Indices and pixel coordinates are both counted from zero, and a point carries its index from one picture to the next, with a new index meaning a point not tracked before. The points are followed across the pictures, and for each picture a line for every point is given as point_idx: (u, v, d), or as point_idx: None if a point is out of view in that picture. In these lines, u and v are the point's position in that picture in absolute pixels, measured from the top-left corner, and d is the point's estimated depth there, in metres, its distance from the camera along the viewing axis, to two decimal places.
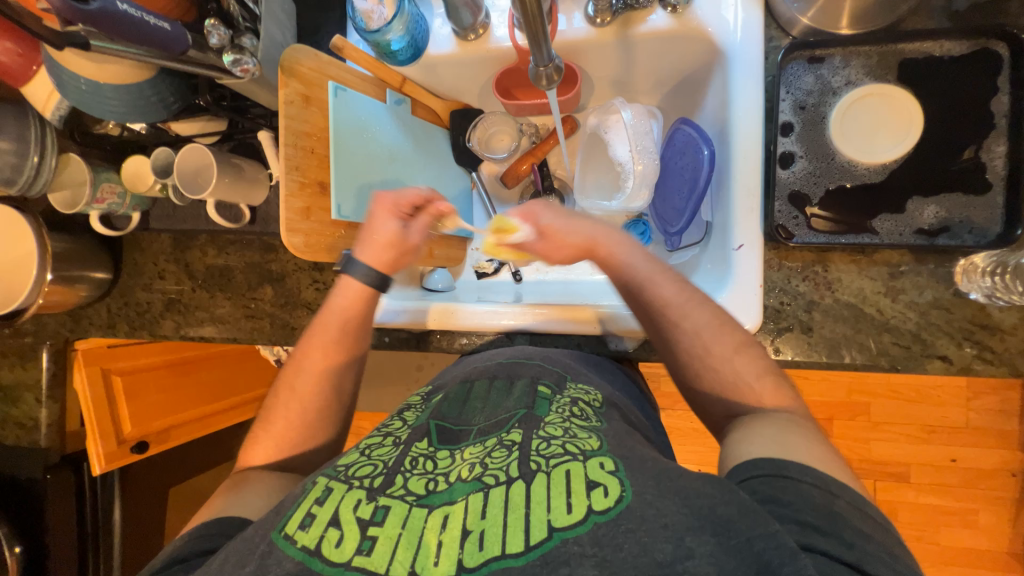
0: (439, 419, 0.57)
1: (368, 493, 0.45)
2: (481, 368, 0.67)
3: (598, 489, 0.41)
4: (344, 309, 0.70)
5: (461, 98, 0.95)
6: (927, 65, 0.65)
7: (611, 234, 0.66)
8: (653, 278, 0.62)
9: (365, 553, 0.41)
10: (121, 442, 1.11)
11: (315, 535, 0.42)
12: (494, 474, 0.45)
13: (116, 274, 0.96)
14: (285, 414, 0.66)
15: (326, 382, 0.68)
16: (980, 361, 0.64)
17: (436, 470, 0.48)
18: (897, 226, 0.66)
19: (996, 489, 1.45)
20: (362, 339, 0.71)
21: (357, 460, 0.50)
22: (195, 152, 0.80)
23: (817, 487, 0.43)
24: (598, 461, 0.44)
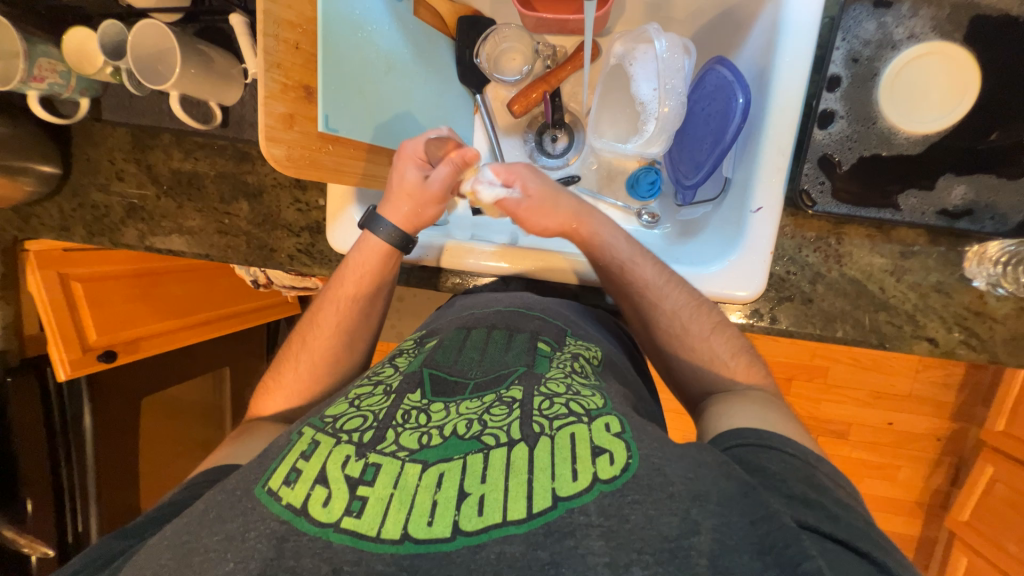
0: (433, 368, 0.55)
1: (357, 450, 0.44)
2: (477, 318, 0.65)
3: (605, 456, 0.41)
4: (364, 269, 0.69)
5: (472, 2, 0.84)
6: (998, 26, 0.58)
7: (593, 214, 0.70)
8: (634, 261, 0.67)
9: (355, 515, 0.40)
10: (88, 349, 1.06)
11: (301, 493, 0.41)
12: (493, 435, 0.44)
13: (66, 170, 0.86)
14: (297, 370, 0.66)
15: (342, 340, 0.68)
16: (964, 347, 0.65)
17: (429, 424, 0.46)
18: (921, 204, 0.63)
19: (922, 451, 1.61)
20: (380, 298, 0.71)
21: (345, 411, 0.49)
22: (151, 30, 0.67)
23: (799, 458, 0.47)
24: (604, 422, 0.45)
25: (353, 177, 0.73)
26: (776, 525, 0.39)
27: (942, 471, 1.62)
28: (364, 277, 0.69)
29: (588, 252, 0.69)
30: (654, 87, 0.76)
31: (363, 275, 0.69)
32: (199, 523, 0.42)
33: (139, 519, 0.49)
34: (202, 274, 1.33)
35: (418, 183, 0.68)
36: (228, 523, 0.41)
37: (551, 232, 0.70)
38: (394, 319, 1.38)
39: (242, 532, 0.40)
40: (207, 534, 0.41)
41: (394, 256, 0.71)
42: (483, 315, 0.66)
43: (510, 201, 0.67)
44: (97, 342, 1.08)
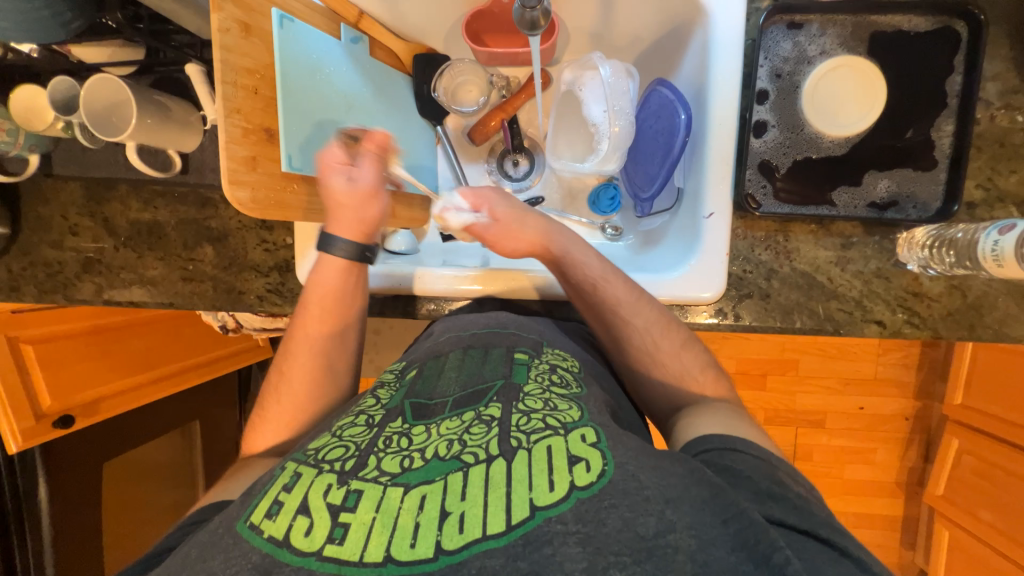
0: (415, 396, 0.56)
1: (339, 477, 0.44)
2: (454, 340, 0.66)
3: (581, 464, 0.43)
4: (334, 288, 0.69)
5: (426, 42, 0.89)
6: (895, 39, 0.66)
7: (564, 234, 0.72)
8: (606, 278, 0.68)
9: (337, 543, 0.40)
10: (40, 416, 1.00)
11: (282, 525, 0.41)
12: (473, 452, 0.45)
13: (15, 228, 0.82)
14: (280, 400, 0.66)
15: (321, 362, 0.68)
16: (908, 326, 0.71)
17: (411, 447, 0.47)
18: (853, 199, 0.69)
19: (893, 431, 1.69)
20: (350, 313, 0.71)
21: (327, 442, 0.50)
22: (105, 84, 0.67)
23: (762, 459, 0.50)
24: (579, 433, 0.46)
25: (319, 213, 0.73)
26: (746, 522, 0.41)
27: (914, 449, 1.70)
28: (335, 296, 0.69)
29: (561, 271, 0.71)
30: (603, 109, 0.82)
31: (333, 294, 0.69)
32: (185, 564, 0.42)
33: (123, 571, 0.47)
34: (168, 324, 1.28)
35: (350, 188, 0.66)
36: (210, 561, 0.41)
37: (522, 250, 0.72)
38: (371, 353, 1.36)
39: (224, 567, 0.40)
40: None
41: (358, 271, 0.71)
42: (457, 338, 0.66)
43: (476, 224, 0.70)
44: (52, 407, 1.02)
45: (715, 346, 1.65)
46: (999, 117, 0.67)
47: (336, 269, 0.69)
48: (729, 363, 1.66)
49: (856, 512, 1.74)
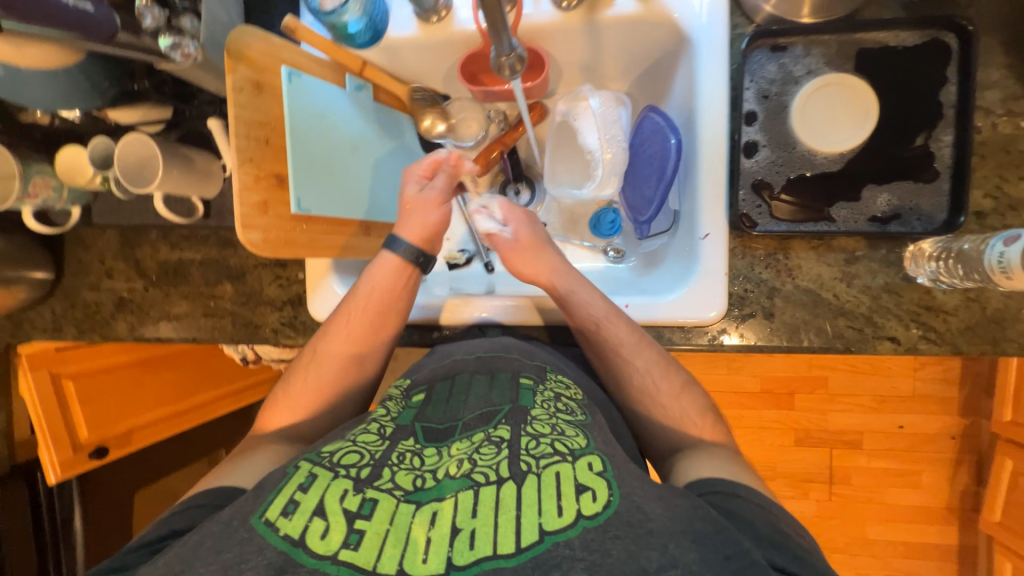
0: (426, 415, 0.57)
1: (355, 484, 0.47)
2: (461, 363, 0.67)
3: (587, 494, 0.44)
4: (388, 286, 0.73)
5: (426, 83, 0.92)
6: (882, 55, 0.66)
7: (570, 274, 0.75)
8: (610, 320, 0.69)
9: (352, 548, 0.42)
10: (78, 448, 1.08)
11: (299, 524, 0.43)
12: (483, 472, 0.47)
13: (60, 273, 0.90)
14: (308, 376, 0.69)
15: (357, 350, 0.71)
16: (925, 341, 0.68)
17: (422, 468, 0.49)
18: (853, 214, 0.68)
19: (938, 451, 1.57)
20: (397, 315, 0.74)
21: (342, 447, 0.51)
22: (137, 143, 0.74)
23: (763, 506, 0.50)
24: (588, 461, 0.47)
25: (327, 249, 0.77)
26: (748, 561, 0.42)
27: (965, 471, 1.58)
28: (389, 293, 0.73)
29: (565, 310, 0.73)
30: (596, 137, 0.84)
31: (387, 291, 0.73)
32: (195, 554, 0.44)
33: (125, 552, 0.49)
34: (196, 357, 1.33)
35: (421, 195, 0.77)
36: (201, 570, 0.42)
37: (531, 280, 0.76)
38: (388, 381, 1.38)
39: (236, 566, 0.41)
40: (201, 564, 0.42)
41: (411, 273, 0.75)
42: (463, 361, 0.67)
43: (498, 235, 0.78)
44: (87, 439, 1.10)
45: (737, 365, 1.60)
46: (1002, 124, 0.65)
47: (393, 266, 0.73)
48: (753, 382, 1.61)
49: (904, 541, 1.62)
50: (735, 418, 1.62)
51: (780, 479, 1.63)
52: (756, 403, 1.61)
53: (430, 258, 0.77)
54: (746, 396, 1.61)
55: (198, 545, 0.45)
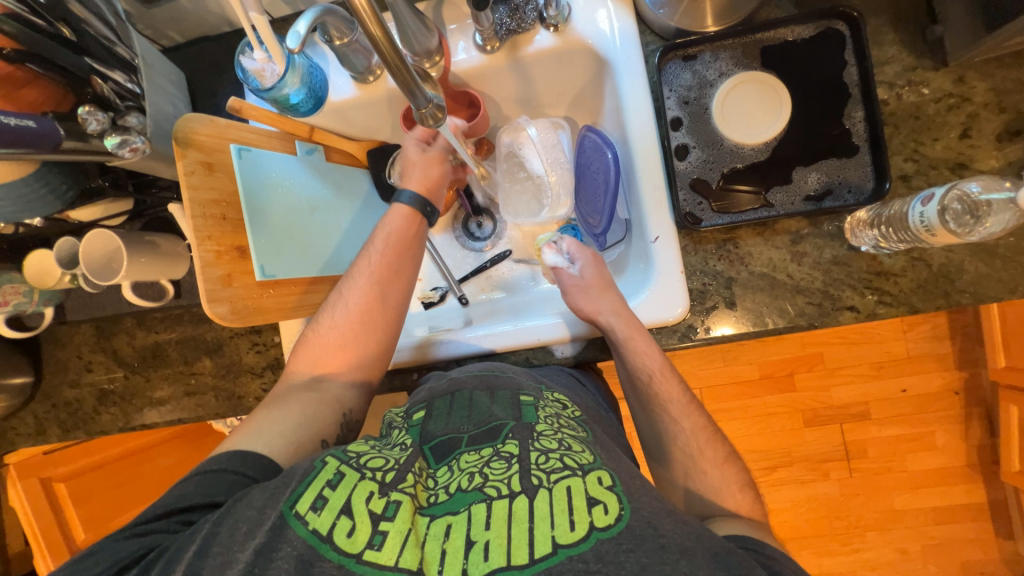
0: (436, 434, 0.64)
1: (380, 487, 0.55)
2: (457, 379, 0.70)
3: (599, 507, 0.49)
4: (400, 233, 0.78)
5: (375, 137, 0.97)
6: (784, 49, 0.71)
7: (633, 321, 0.73)
8: (662, 374, 0.71)
9: (375, 548, 0.50)
10: (76, 551, 1.07)
11: (327, 521, 0.51)
12: (496, 486, 0.53)
13: (38, 375, 0.90)
14: (335, 316, 0.74)
15: (378, 292, 0.75)
16: (882, 306, 0.70)
17: (438, 486, 0.57)
18: (788, 197, 0.71)
19: (945, 409, 1.57)
20: (410, 260, 0.78)
21: (365, 452, 0.60)
22: (100, 237, 0.76)
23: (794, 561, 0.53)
24: (597, 476, 0.53)
25: (298, 309, 0.79)
26: None
27: (975, 425, 1.57)
28: (402, 240, 0.78)
29: (619, 357, 0.73)
30: (541, 162, 0.90)
31: (399, 237, 0.78)
32: (230, 538, 0.52)
33: (158, 518, 0.56)
34: (191, 435, 1.32)
35: (420, 153, 0.82)
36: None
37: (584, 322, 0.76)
38: None
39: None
40: (240, 550, 0.51)
41: (419, 223, 0.81)
42: (462, 379, 0.70)
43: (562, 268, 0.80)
44: (86, 540, 1.08)
45: (731, 354, 1.61)
46: (906, 93, 0.70)
47: (403, 215, 0.79)
48: (750, 370, 1.61)
49: (932, 507, 1.58)
50: (739, 408, 1.62)
51: (797, 463, 1.61)
52: (757, 390, 1.61)
53: (436, 211, 0.82)
54: (746, 384, 1.61)
55: (233, 529, 0.52)
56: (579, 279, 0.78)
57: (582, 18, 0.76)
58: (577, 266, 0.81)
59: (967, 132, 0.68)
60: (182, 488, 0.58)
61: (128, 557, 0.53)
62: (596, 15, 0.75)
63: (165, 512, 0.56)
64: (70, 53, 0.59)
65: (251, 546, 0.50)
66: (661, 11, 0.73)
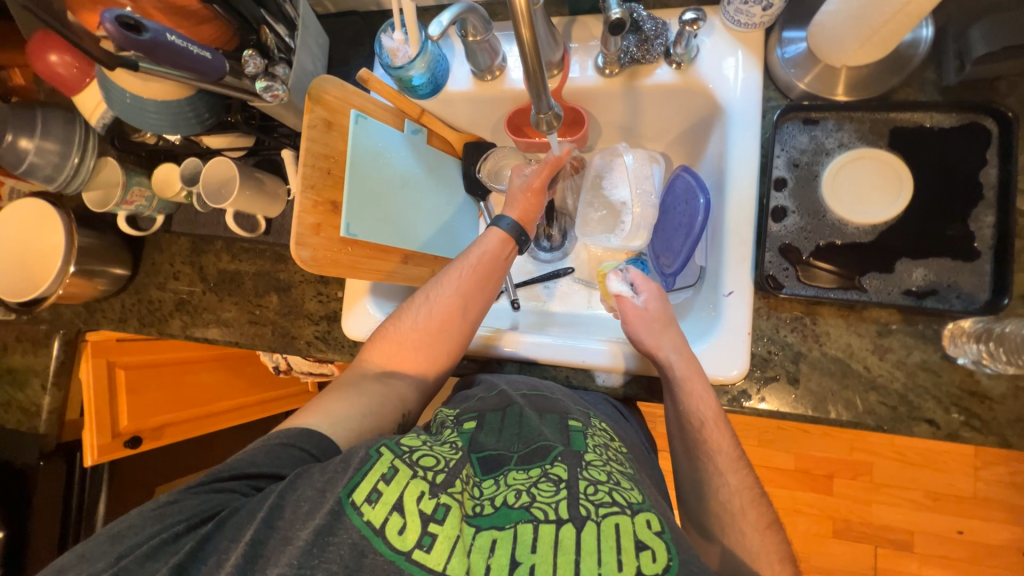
0: (483, 448, 0.63)
1: (430, 488, 0.54)
2: (503, 396, 0.71)
3: (648, 552, 0.48)
4: (493, 255, 0.81)
5: (475, 131, 1.01)
6: (917, 134, 0.67)
7: (690, 362, 0.70)
8: (712, 422, 0.67)
9: (424, 550, 0.49)
10: (116, 434, 1.14)
11: (380, 515, 0.51)
12: (543, 509, 0.52)
13: (134, 272, 1.01)
14: (415, 318, 0.76)
15: (461, 304, 0.77)
16: (967, 429, 0.63)
17: (483, 497, 0.56)
18: (885, 286, 0.66)
19: (1007, 569, 1.37)
20: (495, 283, 0.81)
21: (418, 447, 0.59)
22: (221, 164, 0.85)
23: None
24: (646, 518, 0.52)
25: (367, 272, 0.83)
26: None
27: None
28: (494, 262, 0.81)
29: (670, 397, 0.70)
30: (628, 191, 0.90)
31: (491, 259, 0.81)
32: (294, 514, 0.53)
33: (231, 479, 0.60)
34: (233, 360, 1.45)
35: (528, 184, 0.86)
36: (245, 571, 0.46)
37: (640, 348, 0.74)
38: None
39: None
40: (300, 527, 0.52)
41: (511, 248, 0.84)
42: (513, 394, 0.71)
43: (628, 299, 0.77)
44: (126, 428, 1.17)
45: (769, 437, 1.51)
46: None
47: (500, 239, 0.82)
48: (788, 460, 1.49)
49: None
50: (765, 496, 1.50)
51: (815, 574, 1.46)
52: (789, 483, 1.49)
53: (528, 241, 0.86)
54: (779, 474, 1.50)
55: (296, 506, 0.54)
56: (642, 310, 0.76)
57: (708, 61, 0.75)
58: (639, 299, 0.79)
59: None
60: (256, 455, 0.62)
61: (201, 513, 0.56)
62: (723, 62, 0.75)
63: (236, 474, 0.60)
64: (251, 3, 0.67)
65: (309, 525, 0.52)
66: (791, 70, 0.72)
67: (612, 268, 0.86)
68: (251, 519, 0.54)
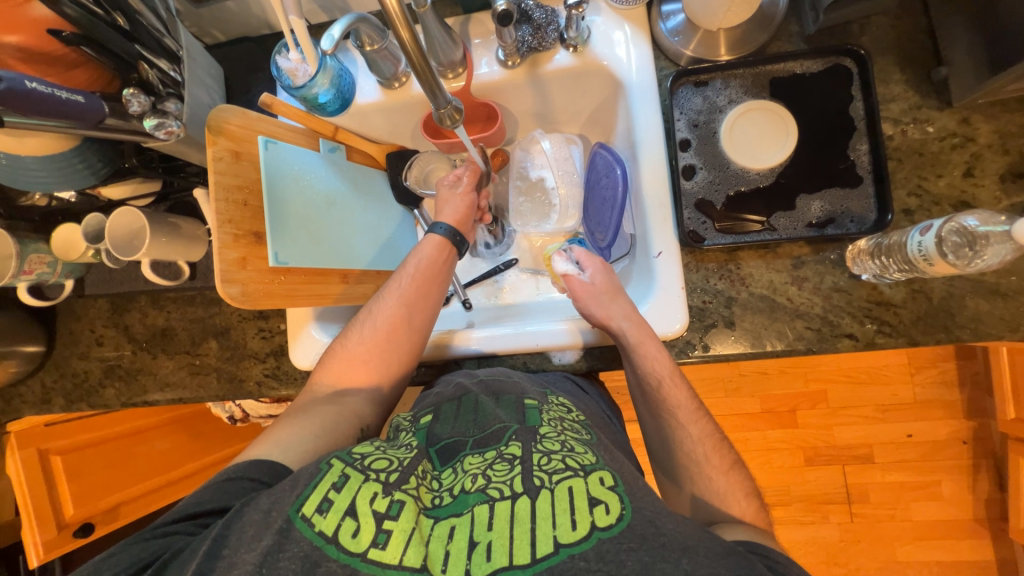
0: (439, 442, 0.65)
1: (383, 487, 0.55)
2: (461, 387, 0.73)
3: (601, 507, 0.50)
4: (430, 261, 0.82)
5: (395, 141, 1.01)
6: (793, 81, 0.74)
7: (642, 327, 0.73)
8: (669, 380, 0.71)
9: (380, 547, 0.50)
10: (62, 526, 1.06)
11: (332, 522, 0.51)
12: (498, 487, 0.54)
13: (50, 346, 0.93)
14: (362, 333, 0.76)
15: (406, 312, 0.78)
16: (881, 335, 0.70)
17: (441, 487, 0.58)
18: (791, 222, 0.72)
19: (952, 458, 1.52)
20: (439, 287, 0.82)
21: (371, 453, 0.60)
22: (126, 215, 0.79)
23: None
24: (599, 477, 0.54)
25: (307, 299, 0.80)
26: None
27: (982, 477, 1.51)
28: (432, 268, 0.81)
29: (627, 364, 0.73)
30: (552, 173, 0.93)
31: (429, 265, 0.81)
32: (240, 540, 0.52)
33: (173, 523, 0.57)
34: (186, 422, 1.34)
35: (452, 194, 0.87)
36: None
37: (592, 319, 0.77)
38: None
39: None
40: (246, 551, 0.51)
41: (449, 252, 0.85)
42: (468, 384, 0.73)
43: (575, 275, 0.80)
44: (73, 517, 1.08)
45: (733, 386, 1.60)
46: (911, 130, 0.72)
47: (435, 245, 0.83)
48: (753, 403, 1.59)
49: (937, 560, 1.53)
50: (739, 441, 1.59)
51: (795, 503, 1.56)
52: (757, 424, 1.59)
53: (464, 241, 0.87)
54: (746, 417, 1.59)
55: (242, 533, 0.53)
56: (589, 285, 0.79)
57: (600, 41, 0.79)
58: (586, 274, 0.82)
59: (970, 170, 0.70)
60: (200, 495, 0.59)
61: (140, 560, 0.53)
62: (614, 40, 0.79)
63: (179, 516, 0.57)
64: (124, 40, 0.63)
65: (259, 546, 0.51)
66: (675, 39, 0.77)
67: (557, 248, 0.89)
68: (192, 563, 0.52)
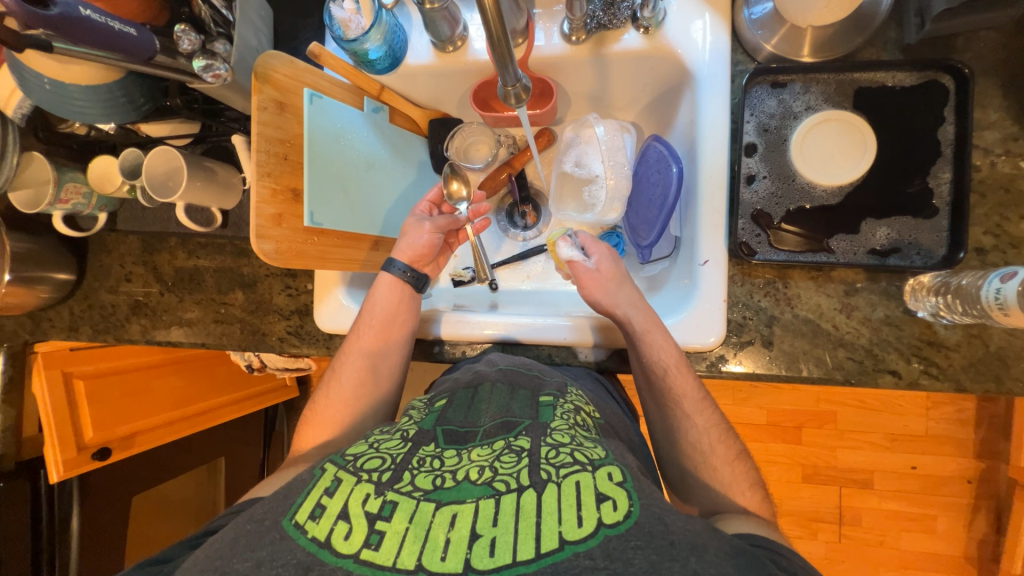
0: (446, 424, 0.64)
1: (376, 488, 0.53)
2: (484, 373, 0.73)
3: (609, 503, 0.49)
4: (387, 305, 0.79)
5: (439, 107, 0.96)
6: (881, 93, 0.68)
7: (648, 316, 0.71)
8: (673, 370, 0.69)
9: (372, 548, 0.48)
10: (81, 448, 1.09)
11: (325, 527, 0.50)
12: (505, 481, 0.52)
13: (79, 276, 0.94)
14: (332, 394, 0.77)
15: (371, 365, 0.78)
16: (926, 377, 0.67)
17: (443, 468, 0.55)
18: (851, 246, 0.68)
19: (953, 496, 1.50)
20: (401, 330, 0.80)
21: (364, 453, 0.59)
22: (164, 154, 0.78)
23: None
24: (607, 472, 0.53)
25: (337, 263, 0.79)
26: None
27: (980, 518, 1.49)
28: (389, 313, 0.79)
29: (632, 353, 0.72)
30: (602, 163, 0.88)
31: (386, 310, 0.79)
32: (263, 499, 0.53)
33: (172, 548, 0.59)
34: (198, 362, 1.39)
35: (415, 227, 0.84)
36: None
37: (597, 305, 0.75)
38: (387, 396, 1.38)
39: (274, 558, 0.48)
40: (238, 560, 0.49)
41: (406, 291, 0.82)
42: (485, 372, 0.73)
43: (582, 261, 0.77)
44: (92, 440, 1.11)
45: (742, 396, 1.58)
46: (1001, 163, 0.66)
47: (389, 287, 0.80)
48: (759, 415, 1.57)
49: None
50: None
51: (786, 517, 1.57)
52: (761, 435, 1.58)
53: (423, 276, 0.84)
54: (751, 427, 1.58)
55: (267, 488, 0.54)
56: (594, 271, 0.76)
57: (675, 26, 0.74)
58: (592, 260, 0.78)
59: None
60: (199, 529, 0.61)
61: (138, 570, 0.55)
62: (691, 24, 0.73)
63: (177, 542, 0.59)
64: None
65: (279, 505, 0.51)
66: (759, 31, 0.71)
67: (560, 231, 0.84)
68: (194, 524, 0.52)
